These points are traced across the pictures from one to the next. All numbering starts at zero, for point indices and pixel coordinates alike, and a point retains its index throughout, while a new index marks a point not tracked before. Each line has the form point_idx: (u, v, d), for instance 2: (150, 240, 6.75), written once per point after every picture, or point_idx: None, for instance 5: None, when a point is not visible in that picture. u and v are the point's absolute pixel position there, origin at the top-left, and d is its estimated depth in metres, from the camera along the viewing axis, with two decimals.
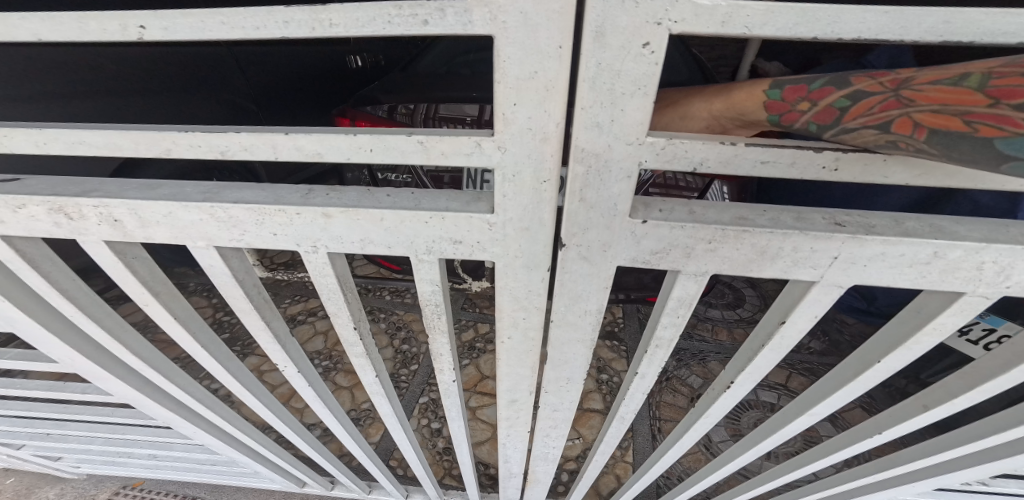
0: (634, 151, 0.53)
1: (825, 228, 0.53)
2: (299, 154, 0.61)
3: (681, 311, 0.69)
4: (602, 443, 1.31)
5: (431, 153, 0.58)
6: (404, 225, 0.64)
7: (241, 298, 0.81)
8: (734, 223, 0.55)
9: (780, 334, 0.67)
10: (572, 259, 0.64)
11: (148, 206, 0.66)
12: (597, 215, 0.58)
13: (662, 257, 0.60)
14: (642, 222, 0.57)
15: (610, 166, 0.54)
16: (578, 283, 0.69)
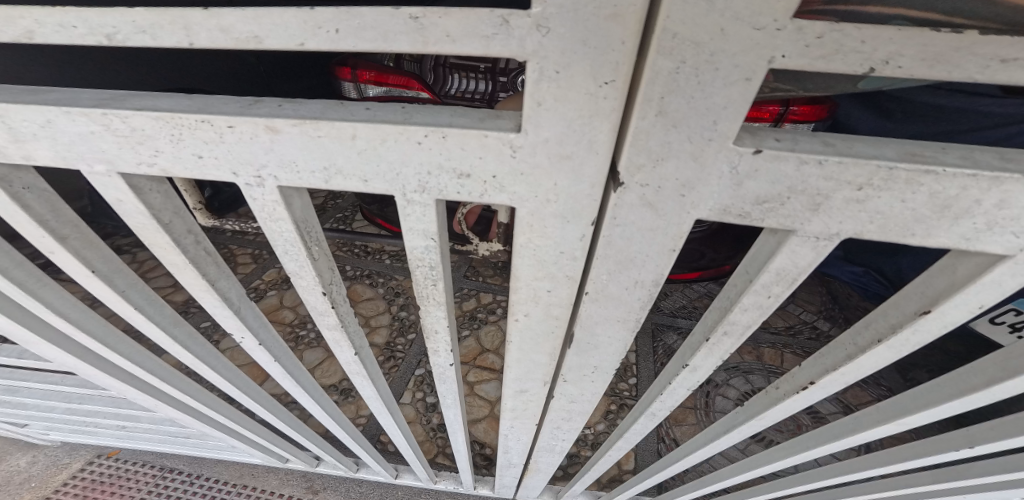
0: (756, 45, 0.34)
1: None
2: (225, 39, 0.41)
3: (774, 288, 0.57)
4: (629, 427, 1.21)
5: (429, 35, 0.37)
6: (382, 146, 0.44)
7: (174, 252, 0.61)
8: (908, 161, 0.39)
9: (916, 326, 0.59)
10: (628, 201, 0.47)
11: (15, 112, 0.45)
12: (683, 137, 0.40)
13: (772, 207, 0.45)
14: (754, 152, 0.40)
15: (720, 63, 0.35)
16: (632, 241, 0.52)
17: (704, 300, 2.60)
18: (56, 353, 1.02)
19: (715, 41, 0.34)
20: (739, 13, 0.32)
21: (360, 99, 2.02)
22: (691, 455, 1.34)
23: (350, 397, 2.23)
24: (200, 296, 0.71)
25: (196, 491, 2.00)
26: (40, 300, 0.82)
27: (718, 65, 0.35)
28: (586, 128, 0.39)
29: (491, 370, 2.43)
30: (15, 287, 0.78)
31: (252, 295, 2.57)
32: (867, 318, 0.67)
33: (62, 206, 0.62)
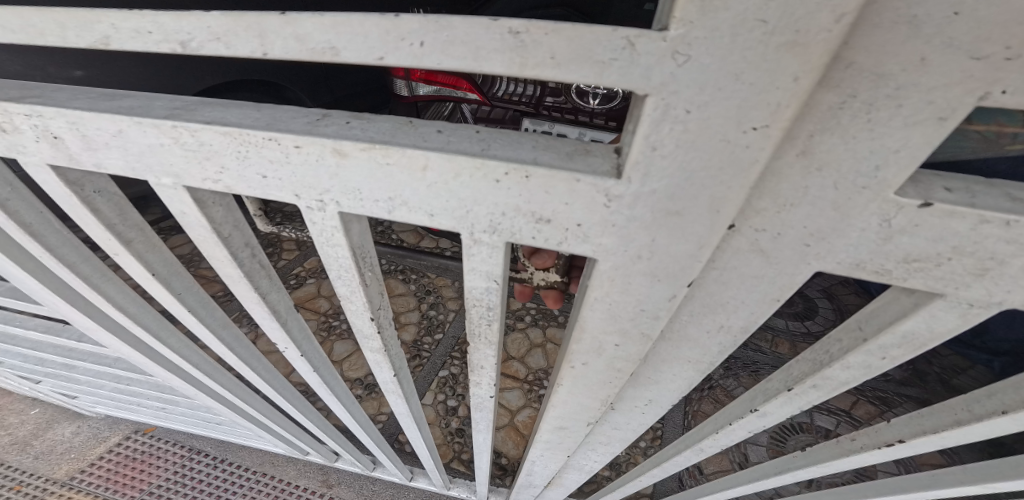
0: (972, 85, 0.26)
1: None
2: (301, 50, 0.36)
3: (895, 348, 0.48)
4: (669, 455, 1.13)
5: (530, 58, 0.32)
6: (456, 181, 0.39)
7: (228, 264, 0.60)
8: None
9: None
10: (736, 250, 0.40)
11: (95, 121, 0.44)
12: (824, 184, 0.33)
13: (921, 268, 0.37)
14: (922, 206, 0.32)
15: (903, 99, 0.27)
16: (730, 291, 0.45)
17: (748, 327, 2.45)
18: (113, 341, 1.03)
19: (908, 74, 0.26)
20: (955, 40, 0.25)
21: (411, 97, 2.02)
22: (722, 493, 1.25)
23: (374, 393, 2.21)
24: (251, 307, 0.68)
25: (218, 476, 2.03)
26: (103, 292, 0.83)
27: (902, 101, 0.28)
28: (712, 176, 0.32)
29: (516, 378, 2.37)
30: (79, 279, 0.79)
31: (292, 281, 2.61)
32: (993, 387, 0.57)
33: (129, 209, 0.62)
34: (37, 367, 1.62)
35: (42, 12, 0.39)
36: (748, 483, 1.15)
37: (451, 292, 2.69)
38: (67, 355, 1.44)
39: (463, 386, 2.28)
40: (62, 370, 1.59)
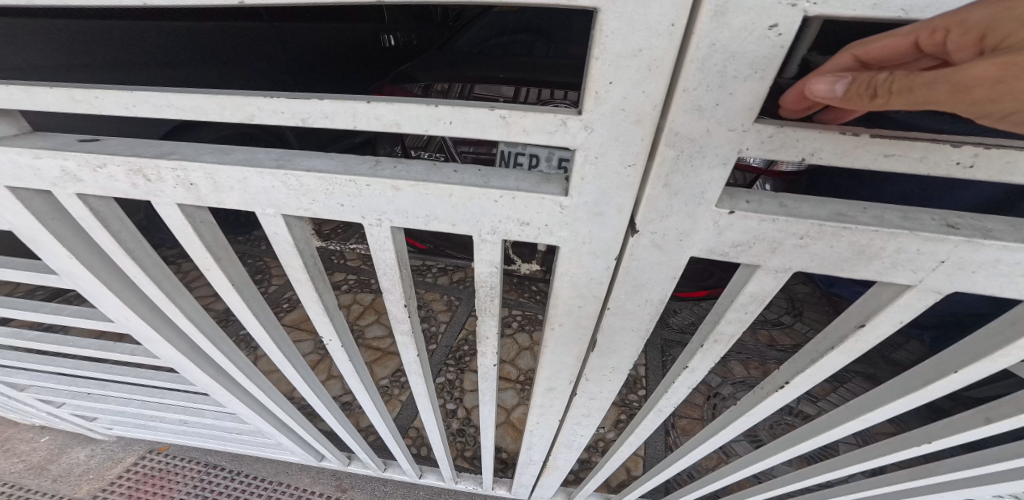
0: (734, 140, 0.50)
1: (939, 230, 0.49)
2: (377, 123, 0.60)
3: (750, 306, 0.67)
4: (638, 430, 1.33)
5: (512, 128, 0.56)
6: (470, 201, 0.63)
7: (298, 269, 0.83)
8: (836, 219, 0.52)
9: (857, 338, 0.66)
10: (643, 246, 0.64)
11: (225, 171, 0.68)
12: (679, 202, 0.57)
13: (744, 251, 0.59)
14: (729, 213, 0.55)
15: (706, 151, 0.52)
16: (645, 273, 0.69)
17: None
18: (168, 350, 1.22)
19: (705, 137, 0.50)
20: (721, 120, 0.49)
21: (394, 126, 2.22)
22: (680, 463, 1.44)
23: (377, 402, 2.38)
24: (309, 304, 0.90)
25: (236, 487, 2.17)
26: (177, 304, 1.03)
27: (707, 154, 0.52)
28: (616, 193, 0.58)
29: (510, 380, 2.58)
30: (161, 294, 1.00)
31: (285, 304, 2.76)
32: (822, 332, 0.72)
33: (218, 233, 0.85)
34: (71, 388, 1.78)
35: (208, 100, 0.62)
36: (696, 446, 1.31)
37: (442, 305, 2.90)
38: (107, 372, 1.61)
39: (461, 390, 2.48)
40: (95, 389, 1.76)
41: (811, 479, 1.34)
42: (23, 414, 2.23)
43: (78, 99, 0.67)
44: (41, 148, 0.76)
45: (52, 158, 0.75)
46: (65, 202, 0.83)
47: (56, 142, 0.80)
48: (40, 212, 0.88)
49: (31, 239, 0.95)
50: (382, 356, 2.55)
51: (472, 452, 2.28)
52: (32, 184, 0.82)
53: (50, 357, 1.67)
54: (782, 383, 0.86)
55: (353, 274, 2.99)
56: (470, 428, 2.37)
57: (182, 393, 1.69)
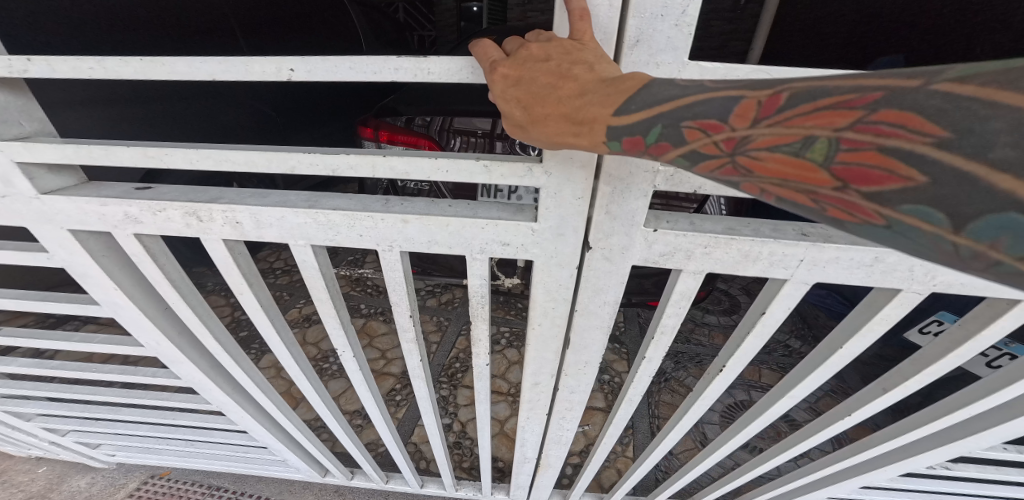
0: (647, 175, 0.72)
1: (794, 237, 0.70)
2: (390, 172, 0.78)
3: (683, 302, 0.87)
4: (616, 426, 1.47)
5: (493, 174, 0.76)
6: (464, 229, 0.83)
7: (320, 289, 1.00)
8: (726, 232, 0.72)
9: (762, 323, 0.85)
10: (596, 258, 0.84)
11: (268, 212, 0.85)
12: (618, 224, 0.77)
13: (669, 258, 0.79)
14: (654, 231, 0.76)
15: (630, 186, 0.73)
16: (600, 279, 0.88)
17: (690, 325, 2.93)
18: (192, 371, 1.35)
19: (629, 175, 0.72)
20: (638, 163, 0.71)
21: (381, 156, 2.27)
22: (652, 458, 1.57)
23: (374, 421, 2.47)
24: (327, 319, 1.07)
25: None
26: (208, 327, 1.18)
27: (631, 188, 0.73)
28: (571, 218, 0.79)
29: (502, 393, 2.73)
30: (195, 318, 1.15)
31: None
32: (744, 320, 0.90)
33: (250, 264, 1.02)
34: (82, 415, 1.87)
35: (259, 155, 0.80)
36: (667, 439, 1.41)
37: (432, 326, 3.05)
38: (123, 397, 1.72)
39: (455, 406, 2.61)
40: (107, 415, 1.86)
41: (768, 461, 1.48)
42: (16, 448, 2.22)
43: (151, 156, 0.84)
44: (106, 196, 0.93)
45: (117, 205, 0.92)
46: (122, 241, 0.99)
47: (117, 191, 0.96)
48: (94, 250, 1.04)
49: (81, 274, 1.10)
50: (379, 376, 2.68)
51: (470, 463, 2.40)
52: (94, 226, 0.99)
53: (66, 385, 1.77)
54: (721, 367, 1.02)
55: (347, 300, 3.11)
56: (466, 440, 2.50)
57: (194, 414, 1.80)
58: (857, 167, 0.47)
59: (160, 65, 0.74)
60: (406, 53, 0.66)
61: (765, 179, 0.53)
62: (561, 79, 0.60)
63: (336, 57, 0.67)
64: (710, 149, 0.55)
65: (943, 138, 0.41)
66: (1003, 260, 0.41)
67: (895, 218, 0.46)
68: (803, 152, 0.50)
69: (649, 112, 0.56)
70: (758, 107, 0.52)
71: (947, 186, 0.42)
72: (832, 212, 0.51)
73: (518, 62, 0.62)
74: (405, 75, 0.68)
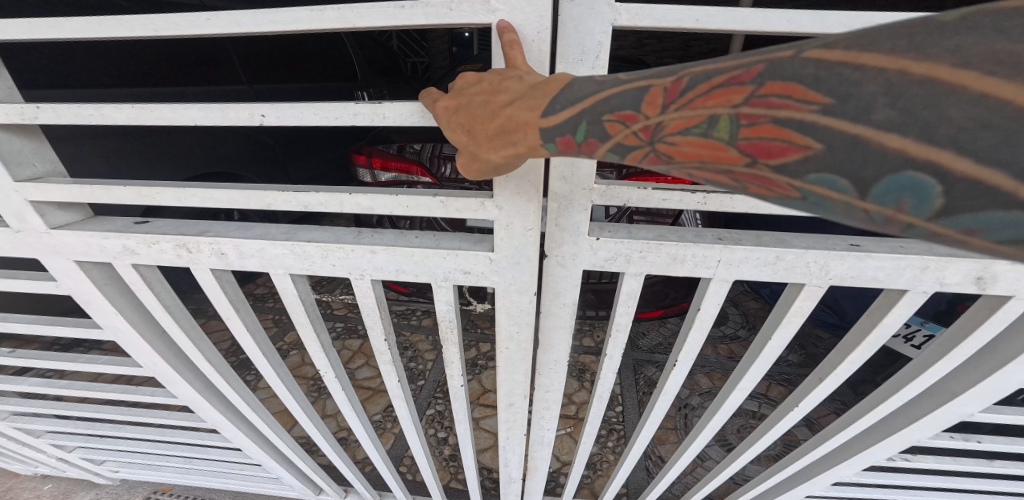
0: (585, 192, 0.85)
1: (710, 241, 0.86)
2: (356, 208, 0.85)
3: (631, 303, 0.96)
4: (594, 432, 1.50)
5: (449, 208, 0.82)
6: (428, 258, 0.89)
7: (300, 314, 1.06)
8: (656, 239, 0.88)
9: (699, 316, 1.00)
10: (552, 265, 0.94)
11: (250, 244, 0.93)
12: (567, 235, 0.90)
13: (613, 262, 0.92)
14: (595, 239, 0.89)
15: (572, 202, 0.85)
16: (560, 284, 0.99)
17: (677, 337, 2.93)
18: (186, 391, 1.41)
19: (570, 194, 0.84)
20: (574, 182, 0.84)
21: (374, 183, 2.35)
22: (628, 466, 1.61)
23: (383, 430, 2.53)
24: (309, 344, 1.13)
25: None
26: (200, 349, 1.25)
27: (571, 205, 0.85)
28: (525, 247, 0.87)
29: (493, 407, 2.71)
30: (188, 342, 1.22)
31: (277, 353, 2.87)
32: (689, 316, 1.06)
33: (238, 291, 1.10)
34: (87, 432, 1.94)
35: (239, 194, 0.88)
36: (640, 438, 1.41)
37: (426, 345, 3.10)
38: (125, 415, 1.79)
39: (450, 420, 2.64)
40: (110, 431, 1.92)
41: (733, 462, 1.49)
42: (24, 465, 2.28)
43: (145, 194, 0.93)
44: (107, 230, 1.02)
45: (117, 238, 1.01)
46: (122, 270, 1.08)
47: (118, 225, 1.05)
48: (97, 279, 1.13)
49: (85, 301, 1.19)
50: (372, 396, 2.71)
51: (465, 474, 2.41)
52: (97, 257, 1.08)
53: (73, 403, 1.85)
54: (675, 361, 1.14)
55: (342, 323, 3.17)
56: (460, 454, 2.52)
57: (190, 432, 1.86)
58: (761, 142, 0.51)
59: (148, 112, 0.80)
60: (364, 101, 0.73)
61: (684, 163, 0.59)
62: (493, 96, 0.68)
63: (302, 105, 0.75)
64: (630, 140, 0.61)
65: (827, 105, 0.46)
66: (917, 221, 0.46)
67: (808, 191, 0.51)
68: (710, 133, 0.55)
69: (574, 112, 0.63)
70: (664, 93, 0.58)
71: (841, 153, 0.46)
72: (753, 188, 0.55)
73: (457, 92, 0.71)
74: (363, 120, 0.75)
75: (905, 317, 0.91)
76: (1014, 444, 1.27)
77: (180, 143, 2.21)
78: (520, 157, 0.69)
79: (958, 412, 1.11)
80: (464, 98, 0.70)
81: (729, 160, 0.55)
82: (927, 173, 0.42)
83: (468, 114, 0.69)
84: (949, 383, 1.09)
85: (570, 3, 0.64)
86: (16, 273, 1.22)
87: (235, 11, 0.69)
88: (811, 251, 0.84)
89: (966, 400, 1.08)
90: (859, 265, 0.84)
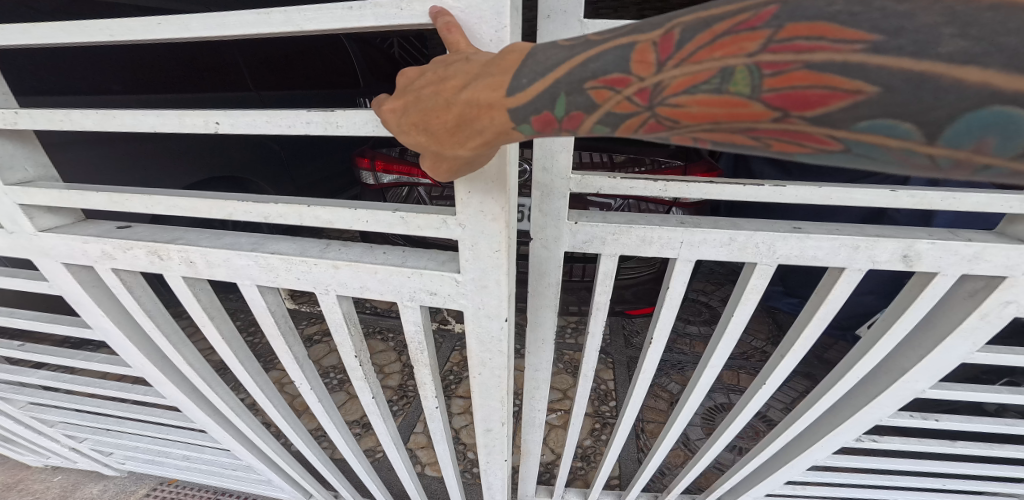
0: (563, 182, 1.01)
1: (670, 223, 1.01)
2: (317, 221, 0.81)
3: (607, 283, 1.14)
4: (582, 420, 1.60)
5: (410, 225, 0.78)
6: (391, 277, 0.85)
7: (271, 325, 1.03)
8: (625, 222, 1.02)
9: (670, 294, 1.13)
10: (537, 247, 1.10)
11: (217, 253, 0.91)
12: (551, 220, 1.05)
13: (590, 244, 1.07)
14: (574, 222, 1.04)
15: (555, 190, 1.01)
16: (544, 265, 1.13)
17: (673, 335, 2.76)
18: (174, 393, 1.41)
19: (551, 183, 1.01)
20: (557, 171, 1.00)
21: (377, 185, 2.34)
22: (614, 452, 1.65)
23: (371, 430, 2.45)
24: (282, 356, 1.10)
25: None
26: (183, 354, 1.25)
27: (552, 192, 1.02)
28: (493, 270, 0.80)
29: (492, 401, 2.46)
30: (171, 346, 1.22)
31: None
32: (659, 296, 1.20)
33: (214, 299, 1.08)
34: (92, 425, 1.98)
35: (201, 202, 0.85)
36: (624, 421, 1.52)
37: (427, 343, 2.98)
38: (123, 411, 1.81)
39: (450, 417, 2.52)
40: (113, 425, 1.96)
41: (711, 449, 1.56)
42: (38, 455, 2.36)
43: (116, 200, 0.92)
44: (87, 234, 1.03)
45: (97, 242, 1.01)
46: (104, 274, 1.08)
47: (100, 230, 1.06)
48: (85, 281, 1.14)
49: (75, 302, 1.20)
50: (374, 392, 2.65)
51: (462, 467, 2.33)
52: (80, 260, 1.09)
53: (78, 397, 1.89)
54: (651, 340, 1.26)
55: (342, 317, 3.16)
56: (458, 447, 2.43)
57: (184, 431, 1.87)
58: (793, 93, 0.48)
59: (111, 118, 0.79)
60: (316, 108, 0.69)
61: (693, 126, 0.55)
62: (437, 82, 0.61)
63: (255, 112, 0.71)
64: (622, 106, 0.57)
65: (873, 42, 0.44)
66: (991, 160, 0.45)
67: (852, 139, 0.49)
68: (725, 88, 0.51)
69: (546, 82, 0.58)
70: (655, 49, 0.54)
71: (899, 95, 0.44)
72: (777, 146, 0.52)
73: (403, 92, 0.65)
74: (318, 128, 0.71)
75: (846, 294, 1.04)
76: (969, 422, 1.33)
77: (187, 148, 2.26)
78: (493, 145, 0.64)
79: (909, 388, 1.21)
80: (417, 94, 0.63)
81: (753, 116, 0.51)
82: (1015, 106, 0.41)
83: (426, 109, 0.62)
84: (898, 359, 1.19)
85: (546, 20, 0.78)
86: (16, 271, 1.25)
87: (187, 17, 0.67)
88: (760, 232, 0.97)
89: (914, 375, 1.17)
90: (800, 245, 0.97)
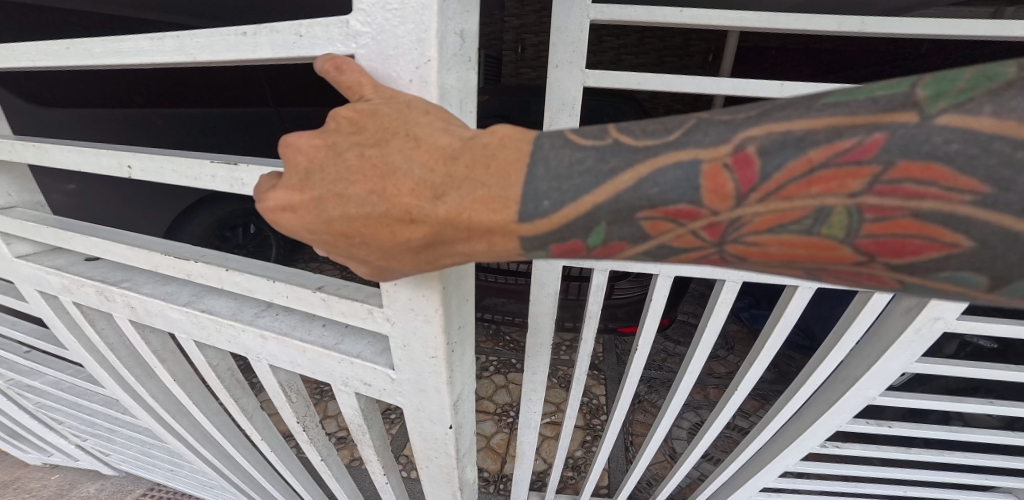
0: None
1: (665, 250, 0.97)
2: (238, 288, 0.76)
3: (599, 295, 1.06)
4: (572, 426, 1.51)
5: (332, 309, 0.71)
6: (320, 362, 0.79)
7: (214, 379, 0.99)
8: None
9: (649, 308, 1.06)
10: (543, 267, 1.04)
11: (150, 302, 0.85)
12: None
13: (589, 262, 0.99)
14: None
15: None
16: (542, 275, 1.06)
17: (664, 354, 2.64)
18: (148, 417, 1.37)
19: None
20: None
21: None
22: (601, 453, 1.56)
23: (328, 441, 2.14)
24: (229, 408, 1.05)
25: None
26: (147, 385, 1.19)
27: None
28: (429, 374, 0.75)
29: (490, 412, 2.36)
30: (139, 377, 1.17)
31: None
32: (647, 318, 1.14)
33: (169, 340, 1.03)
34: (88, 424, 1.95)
35: (128, 249, 0.80)
36: (609, 431, 1.46)
37: None
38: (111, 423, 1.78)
39: None
40: (104, 431, 1.92)
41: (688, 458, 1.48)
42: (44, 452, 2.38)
43: (61, 237, 0.87)
44: (54, 263, 0.99)
45: (55, 275, 0.97)
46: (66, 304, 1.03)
47: (68, 259, 1.03)
48: (56, 307, 1.10)
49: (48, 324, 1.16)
50: None
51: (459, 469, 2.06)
52: (45, 288, 1.04)
53: (71, 401, 1.86)
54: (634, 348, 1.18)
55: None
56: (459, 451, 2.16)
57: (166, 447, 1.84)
58: (889, 242, 0.48)
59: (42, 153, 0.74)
60: (221, 161, 0.63)
61: (763, 262, 0.54)
62: (390, 183, 0.54)
63: (161, 156, 0.66)
64: (683, 240, 0.55)
65: (983, 194, 0.43)
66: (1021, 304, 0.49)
67: (926, 286, 0.50)
68: (817, 231, 0.50)
69: (586, 212, 0.55)
70: (731, 181, 0.51)
71: (986, 256, 0.45)
72: (838, 281, 0.54)
73: (305, 179, 0.56)
74: (223, 183, 0.65)
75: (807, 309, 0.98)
76: (921, 430, 1.20)
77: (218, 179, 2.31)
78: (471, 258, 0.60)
79: (862, 397, 1.10)
80: (342, 191, 0.55)
81: (837, 260, 0.51)
82: None
83: (371, 223, 0.55)
84: (852, 367, 1.09)
85: (554, 69, 0.88)
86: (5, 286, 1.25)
87: (92, 41, 0.66)
88: None
89: (865, 382, 1.07)
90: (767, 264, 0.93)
